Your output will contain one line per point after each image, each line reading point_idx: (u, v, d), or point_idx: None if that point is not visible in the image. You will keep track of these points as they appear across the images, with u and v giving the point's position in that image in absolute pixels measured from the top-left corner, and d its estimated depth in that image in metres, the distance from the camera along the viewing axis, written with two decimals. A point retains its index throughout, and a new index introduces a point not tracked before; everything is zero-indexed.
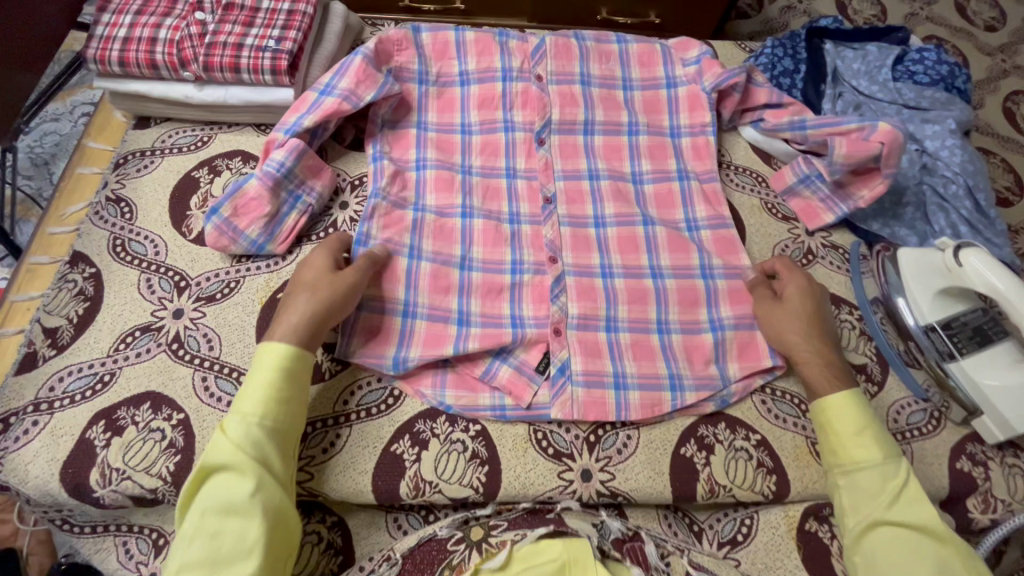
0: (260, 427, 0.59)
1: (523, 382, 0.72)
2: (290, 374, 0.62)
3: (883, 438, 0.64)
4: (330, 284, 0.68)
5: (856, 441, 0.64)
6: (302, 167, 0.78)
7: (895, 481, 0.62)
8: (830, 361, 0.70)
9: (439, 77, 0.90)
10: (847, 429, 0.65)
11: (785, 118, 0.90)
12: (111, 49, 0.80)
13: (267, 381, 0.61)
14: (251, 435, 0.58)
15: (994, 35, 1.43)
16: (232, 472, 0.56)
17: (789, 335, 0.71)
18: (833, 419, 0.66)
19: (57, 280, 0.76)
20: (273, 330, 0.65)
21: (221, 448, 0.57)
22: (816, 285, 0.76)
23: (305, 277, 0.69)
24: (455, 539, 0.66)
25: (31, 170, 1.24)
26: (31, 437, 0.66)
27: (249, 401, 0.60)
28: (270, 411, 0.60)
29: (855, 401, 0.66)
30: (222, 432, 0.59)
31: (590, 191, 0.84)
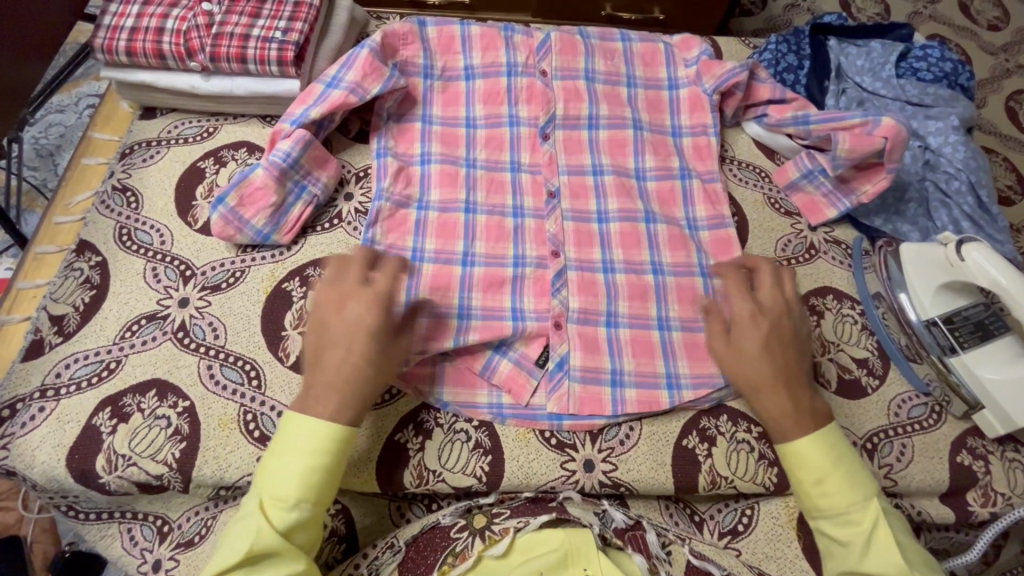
0: (309, 511, 0.56)
1: (522, 378, 0.72)
2: (340, 458, 0.58)
3: (848, 480, 0.61)
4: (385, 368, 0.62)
5: (818, 495, 0.61)
6: (307, 157, 0.79)
7: (862, 525, 0.59)
8: (789, 401, 0.65)
9: (444, 71, 0.90)
10: (808, 476, 0.62)
11: (789, 113, 0.90)
12: (118, 39, 0.81)
13: (312, 467, 0.57)
14: (303, 520, 0.56)
15: (997, 34, 1.44)
16: (280, 557, 0.54)
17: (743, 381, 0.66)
18: (794, 465, 0.63)
19: (64, 268, 0.76)
20: (311, 407, 0.58)
21: (266, 534, 0.54)
22: (767, 313, 0.69)
23: (364, 349, 0.61)
24: (458, 527, 0.66)
25: (36, 161, 1.24)
26: (37, 424, 0.66)
27: (297, 487, 0.56)
28: (320, 496, 0.57)
29: (821, 441, 0.63)
30: (259, 516, 0.54)
31: (594, 186, 0.84)
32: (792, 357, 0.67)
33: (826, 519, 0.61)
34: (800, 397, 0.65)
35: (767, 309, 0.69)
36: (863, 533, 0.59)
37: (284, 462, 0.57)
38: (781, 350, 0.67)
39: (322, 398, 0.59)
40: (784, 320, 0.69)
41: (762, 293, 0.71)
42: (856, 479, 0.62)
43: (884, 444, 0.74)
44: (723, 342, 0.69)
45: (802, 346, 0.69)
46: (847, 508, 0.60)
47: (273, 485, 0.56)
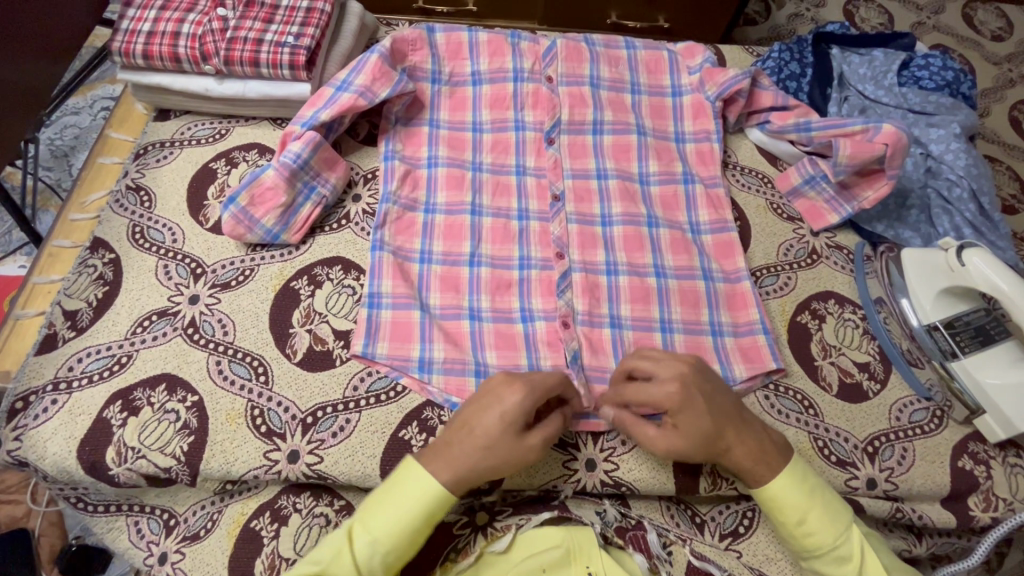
0: (382, 560, 0.57)
1: None
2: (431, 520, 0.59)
3: (826, 514, 0.63)
4: (499, 453, 0.59)
5: (803, 535, 0.63)
6: (317, 159, 0.80)
7: (851, 558, 0.62)
8: (752, 451, 0.63)
9: (451, 77, 0.92)
10: (792, 518, 0.63)
11: (791, 120, 0.91)
12: (136, 42, 0.83)
13: (406, 520, 0.58)
14: (372, 565, 0.57)
15: (1000, 45, 1.45)
16: None
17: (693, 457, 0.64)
18: (776, 509, 0.64)
19: (78, 265, 0.78)
20: (431, 452, 0.61)
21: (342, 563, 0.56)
22: (682, 393, 0.62)
23: (488, 425, 0.59)
24: (461, 524, 0.68)
25: (50, 161, 1.27)
26: (49, 416, 0.68)
27: (382, 528, 0.57)
28: (396, 549, 0.58)
29: (794, 477, 0.63)
30: (347, 537, 0.57)
31: (598, 190, 0.85)
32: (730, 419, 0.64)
33: (816, 557, 0.63)
34: (751, 443, 0.63)
35: (678, 379, 0.63)
36: (852, 568, 0.62)
37: (390, 501, 0.58)
38: (715, 414, 0.63)
39: (440, 457, 0.60)
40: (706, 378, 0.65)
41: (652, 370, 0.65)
42: (832, 511, 0.63)
43: (885, 448, 0.74)
44: (671, 433, 0.63)
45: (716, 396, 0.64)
46: (833, 545, 0.62)
47: (369, 516, 0.58)
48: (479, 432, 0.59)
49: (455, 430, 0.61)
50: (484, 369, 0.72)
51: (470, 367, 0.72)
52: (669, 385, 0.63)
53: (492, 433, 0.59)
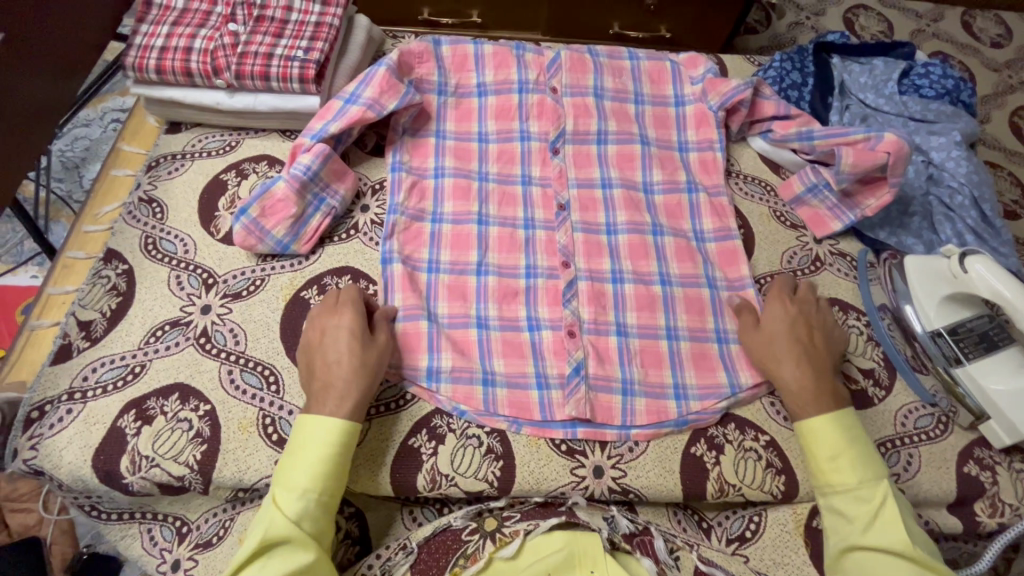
0: (316, 501, 0.61)
1: (521, 392, 0.73)
2: (342, 446, 0.63)
3: (861, 459, 0.66)
4: (371, 352, 0.68)
5: (831, 469, 0.66)
6: (327, 170, 0.82)
7: (871, 501, 0.63)
8: (815, 389, 0.70)
9: (457, 88, 0.94)
10: (824, 452, 0.67)
11: (793, 128, 0.92)
12: (149, 57, 0.85)
13: (319, 458, 0.62)
14: (309, 510, 0.60)
15: (1000, 51, 1.46)
16: (293, 544, 0.58)
17: (772, 364, 0.72)
18: (811, 441, 0.68)
19: (91, 276, 0.79)
20: (313, 404, 0.65)
21: (277, 523, 0.58)
22: (800, 312, 0.76)
23: (346, 350, 0.67)
24: (469, 530, 0.68)
25: (62, 172, 1.29)
26: (64, 425, 0.69)
27: (300, 475, 0.61)
28: (322, 486, 0.61)
29: (840, 420, 0.67)
30: (273, 506, 0.60)
31: (603, 199, 0.86)
32: (815, 351, 0.73)
33: (836, 494, 0.65)
34: (823, 385, 0.70)
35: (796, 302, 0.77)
36: (871, 510, 0.63)
37: (298, 455, 0.62)
38: (812, 348, 0.73)
39: (321, 401, 0.65)
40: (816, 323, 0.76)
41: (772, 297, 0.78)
42: (867, 460, 0.66)
43: (891, 454, 0.74)
44: (760, 337, 0.75)
45: (830, 339, 0.75)
46: (857, 484, 0.64)
47: (286, 478, 0.61)
48: (342, 358, 0.67)
49: (321, 375, 0.67)
50: (491, 377, 0.73)
51: (478, 375, 0.73)
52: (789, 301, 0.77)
53: (349, 351, 0.67)
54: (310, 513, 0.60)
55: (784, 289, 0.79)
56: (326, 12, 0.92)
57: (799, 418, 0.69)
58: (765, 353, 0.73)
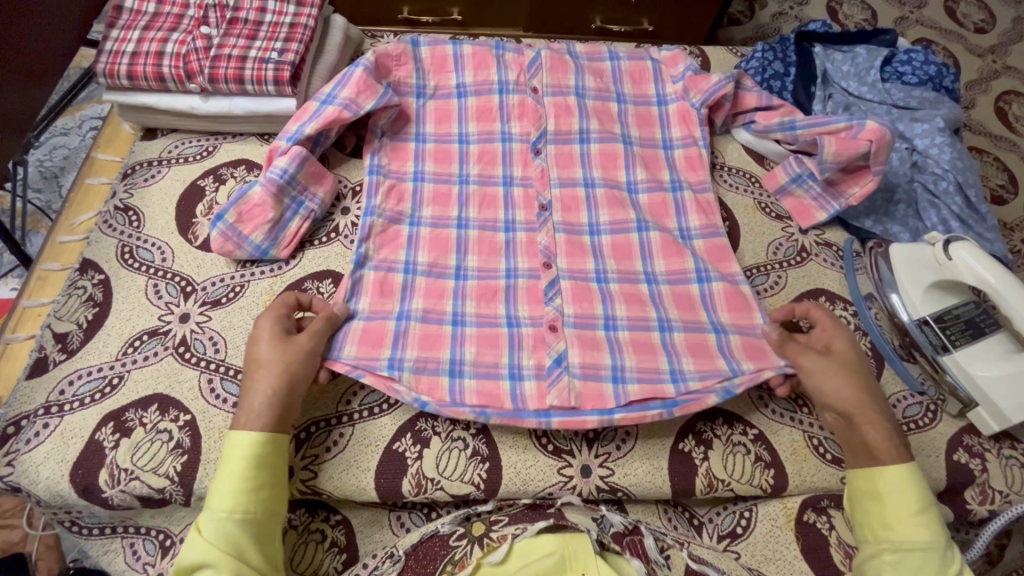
0: (233, 522, 0.59)
1: (492, 382, 0.71)
2: (266, 456, 0.62)
3: (938, 520, 0.62)
4: (282, 355, 0.66)
5: (914, 525, 0.61)
6: (304, 173, 0.80)
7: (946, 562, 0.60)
8: (889, 430, 0.67)
9: (436, 90, 0.92)
10: (908, 505, 0.62)
11: (776, 119, 0.92)
12: (120, 63, 0.83)
13: (243, 476, 0.60)
14: (226, 531, 0.58)
15: (984, 36, 1.46)
16: (209, 570, 0.56)
17: (845, 398, 0.69)
18: (887, 490, 0.64)
19: (67, 287, 0.78)
20: (241, 416, 0.64)
21: (194, 547, 0.57)
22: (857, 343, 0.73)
23: (267, 359, 0.66)
24: (457, 535, 0.68)
25: (41, 183, 1.27)
26: (41, 440, 0.67)
27: (219, 495, 0.59)
28: (241, 504, 0.60)
29: (913, 474, 0.64)
30: (194, 531, 0.59)
31: (586, 197, 0.85)
32: (876, 385, 0.71)
33: (913, 551, 0.61)
34: (892, 427, 0.67)
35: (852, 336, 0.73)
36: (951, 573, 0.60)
37: (220, 474, 0.61)
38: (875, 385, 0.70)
39: (248, 412, 0.64)
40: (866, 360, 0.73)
41: (832, 334, 0.73)
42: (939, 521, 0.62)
43: None
44: (836, 371, 0.70)
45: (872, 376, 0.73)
46: (938, 546, 0.61)
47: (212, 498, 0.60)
48: (263, 364, 0.66)
49: (247, 387, 0.66)
50: (459, 368, 0.72)
51: (444, 365, 0.71)
52: (846, 335, 0.73)
53: (270, 358, 0.66)
54: (237, 533, 0.59)
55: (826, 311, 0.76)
56: (301, 12, 0.90)
57: (877, 462, 0.65)
58: (841, 393, 0.69)
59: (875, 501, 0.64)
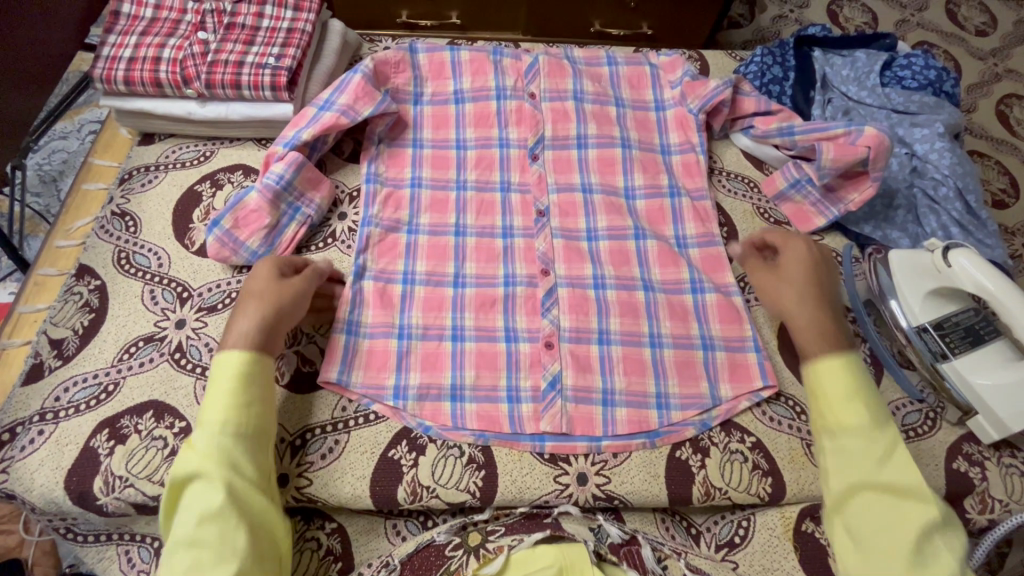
0: (223, 434, 0.59)
1: (491, 405, 0.72)
2: (250, 375, 0.63)
3: (874, 404, 0.64)
4: (277, 289, 0.68)
5: (847, 405, 0.63)
6: (301, 179, 0.80)
7: (882, 443, 0.61)
8: (831, 331, 0.69)
9: (434, 96, 0.92)
10: (836, 392, 0.64)
11: (774, 124, 0.91)
12: (117, 69, 0.83)
13: (231, 391, 0.61)
14: (217, 443, 0.59)
15: (985, 40, 1.45)
16: (203, 479, 0.57)
17: (788, 306, 0.73)
18: (822, 383, 0.65)
19: (64, 292, 0.78)
20: (228, 338, 0.66)
21: (187, 461, 0.58)
22: (817, 253, 0.75)
23: (259, 290, 0.68)
24: (452, 545, 0.68)
25: (39, 187, 1.27)
26: (36, 447, 0.67)
27: (211, 410, 0.60)
28: (232, 416, 0.60)
29: (847, 365, 0.65)
30: (187, 448, 0.59)
31: (583, 204, 0.85)
32: (828, 294, 0.73)
33: (845, 433, 0.63)
34: (835, 329, 0.69)
35: (811, 246, 0.76)
36: (882, 451, 0.61)
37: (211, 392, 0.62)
38: (824, 293, 0.73)
39: (235, 334, 0.65)
40: (825, 269, 0.75)
41: (786, 248, 0.76)
42: (877, 402, 0.64)
43: None
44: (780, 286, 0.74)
45: (833, 284, 0.74)
46: (871, 426, 0.62)
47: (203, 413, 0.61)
48: (256, 293, 0.68)
49: (236, 311, 0.67)
50: (459, 392, 0.72)
51: (446, 391, 0.72)
52: (803, 245, 0.76)
53: (263, 288, 0.68)
54: (226, 446, 0.59)
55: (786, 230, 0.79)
56: (298, 17, 0.90)
57: (814, 362, 0.67)
58: (784, 300, 0.73)
59: (812, 397, 0.66)
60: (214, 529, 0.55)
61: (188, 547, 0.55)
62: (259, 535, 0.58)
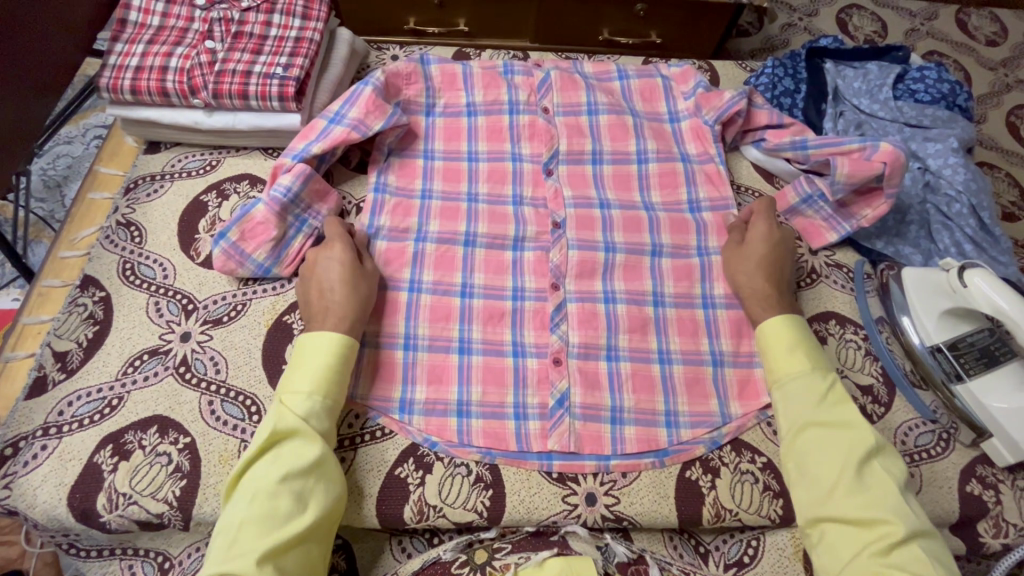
0: (320, 403, 0.64)
1: (498, 422, 0.71)
2: (345, 356, 0.67)
3: (814, 353, 0.70)
4: (359, 279, 0.72)
5: (789, 357, 0.69)
6: (308, 191, 0.79)
7: (823, 384, 0.67)
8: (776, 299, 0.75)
9: (446, 108, 0.91)
10: (782, 346, 0.70)
11: (786, 138, 0.90)
12: (123, 78, 0.83)
13: (332, 367, 0.66)
14: (315, 408, 0.63)
15: (996, 49, 1.44)
16: (301, 439, 0.61)
17: (741, 276, 0.77)
18: (770, 341, 0.71)
19: (68, 304, 0.77)
20: (321, 324, 0.68)
21: (286, 418, 0.61)
22: (780, 232, 0.79)
23: (346, 281, 0.71)
24: (458, 563, 0.67)
25: (44, 192, 1.26)
26: (40, 462, 0.67)
27: (308, 378, 0.65)
28: (327, 389, 0.65)
29: (787, 324, 0.71)
30: (283, 405, 0.63)
31: (601, 219, 0.84)
32: (784, 270, 0.78)
33: (791, 380, 0.68)
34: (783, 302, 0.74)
35: (774, 229, 0.79)
36: (822, 391, 0.67)
37: (305, 364, 0.66)
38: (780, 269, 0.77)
39: (329, 322, 0.68)
40: (784, 250, 0.79)
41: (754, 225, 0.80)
42: (820, 355, 0.70)
43: None
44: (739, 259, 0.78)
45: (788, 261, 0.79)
46: (811, 372, 0.68)
47: (299, 380, 0.65)
48: (336, 283, 0.71)
49: (322, 298, 0.71)
50: (466, 408, 0.71)
51: (452, 407, 0.71)
52: (763, 225, 0.80)
53: (345, 276, 0.71)
54: (318, 412, 0.63)
55: (767, 205, 0.82)
56: (307, 26, 0.90)
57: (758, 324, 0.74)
58: (741, 276, 0.77)
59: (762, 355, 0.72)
60: (297, 486, 0.58)
61: (265, 495, 0.57)
62: (332, 501, 0.61)
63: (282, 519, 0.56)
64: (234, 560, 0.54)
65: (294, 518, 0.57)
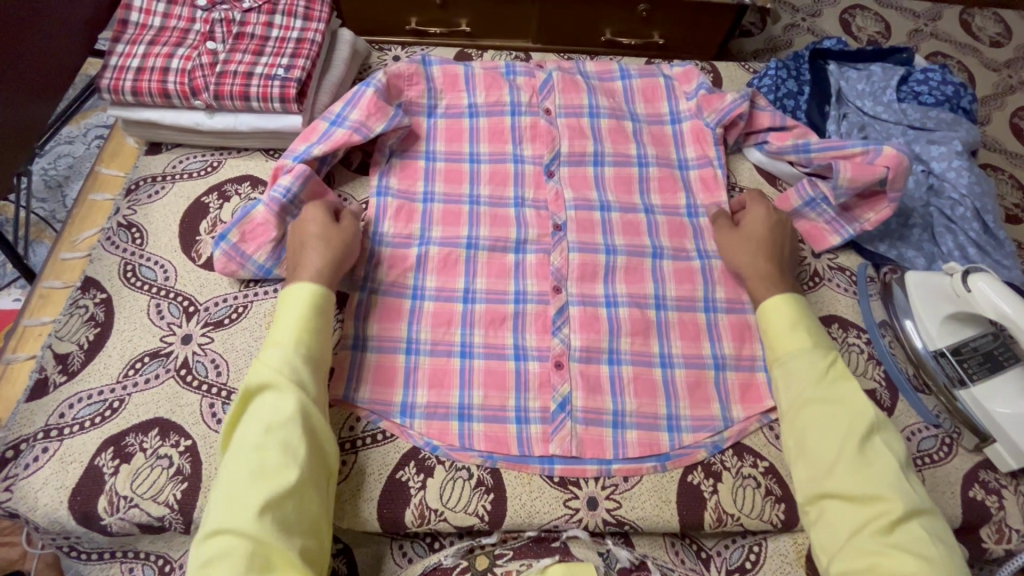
0: (298, 355, 0.63)
1: (500, 426, 0.71)
2: (320, 308, 0.67)
3: (814, 330, 0.70)
4: (333, 233, 0.73)
5: (790, 334, 0.69)
6: (308, 192, 0.79)
7: (823, 362, 0.67)
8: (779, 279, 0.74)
9: (448, 110, 0.91)
10: (782, 325, 0.70)
11: (789, 141, 0.90)
12: (124, 79, 0.82)
13: (307, 322, 0.65)
14: (291, 360, 0.62)
15: (999, 51, 1.44)
16: (275, 390, 0.60)
17: (740, 256, 0.78)
18: (769, 318, 0.71)
19: (69, 305, 0.77)
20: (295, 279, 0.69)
21: (262, 372, 0.61)
22: (776, 215, 0.80)
23: (319, 239, 0.72)
24: (459, 568, 0.67)
25: (45, 193, 1.26)
26: (41, 464, 0.67)
27: (283, 331, 0.64)
28: (304, 340, 0.64)
29: (785, 302, 0.71)
30: (260, 361, 0.63)
31: (602, 222, 0.83)
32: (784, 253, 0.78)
33: (791, 359, 0.68)
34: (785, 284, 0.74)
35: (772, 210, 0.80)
36: (823, 369, 0.66)
37: (281, 323, 0.65)
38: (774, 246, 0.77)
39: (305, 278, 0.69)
40: (786, 234, 0.79)
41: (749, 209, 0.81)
42: (818, 332, 0.70)
43: None
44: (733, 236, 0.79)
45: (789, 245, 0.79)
46: (811, 349, 0.68)
47: (274, 337, 0.64)
48: (310, 239, 0.72)
49: (298, 258, 0.71)
50: (468, 412, 0.71)
51: (454, 411, 0.71)
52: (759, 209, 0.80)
53: (320, 233, 0.72)
54: (295, 363, 0.63)
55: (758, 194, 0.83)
56: (308, 27, 0.89)
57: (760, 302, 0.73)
58: (736, 255, 0.78)
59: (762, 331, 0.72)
60: (280, 437, 0.58)
61: (252, 450, 0.57)
62: (318, 455, 0.60)
63: (269, 474, 0.56)
64: (227, 519, 0.54)
65: (279, 471, 0.57)
